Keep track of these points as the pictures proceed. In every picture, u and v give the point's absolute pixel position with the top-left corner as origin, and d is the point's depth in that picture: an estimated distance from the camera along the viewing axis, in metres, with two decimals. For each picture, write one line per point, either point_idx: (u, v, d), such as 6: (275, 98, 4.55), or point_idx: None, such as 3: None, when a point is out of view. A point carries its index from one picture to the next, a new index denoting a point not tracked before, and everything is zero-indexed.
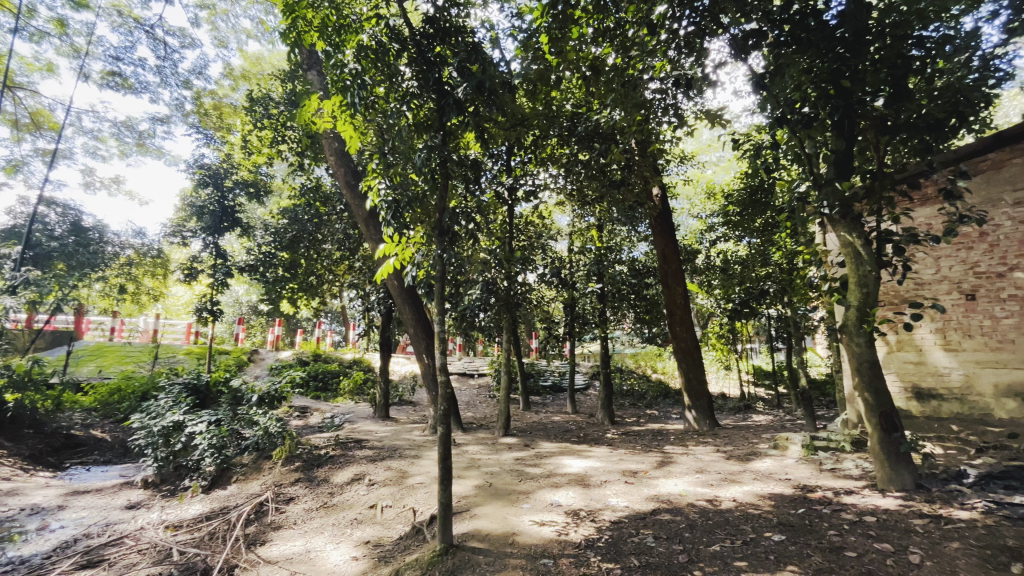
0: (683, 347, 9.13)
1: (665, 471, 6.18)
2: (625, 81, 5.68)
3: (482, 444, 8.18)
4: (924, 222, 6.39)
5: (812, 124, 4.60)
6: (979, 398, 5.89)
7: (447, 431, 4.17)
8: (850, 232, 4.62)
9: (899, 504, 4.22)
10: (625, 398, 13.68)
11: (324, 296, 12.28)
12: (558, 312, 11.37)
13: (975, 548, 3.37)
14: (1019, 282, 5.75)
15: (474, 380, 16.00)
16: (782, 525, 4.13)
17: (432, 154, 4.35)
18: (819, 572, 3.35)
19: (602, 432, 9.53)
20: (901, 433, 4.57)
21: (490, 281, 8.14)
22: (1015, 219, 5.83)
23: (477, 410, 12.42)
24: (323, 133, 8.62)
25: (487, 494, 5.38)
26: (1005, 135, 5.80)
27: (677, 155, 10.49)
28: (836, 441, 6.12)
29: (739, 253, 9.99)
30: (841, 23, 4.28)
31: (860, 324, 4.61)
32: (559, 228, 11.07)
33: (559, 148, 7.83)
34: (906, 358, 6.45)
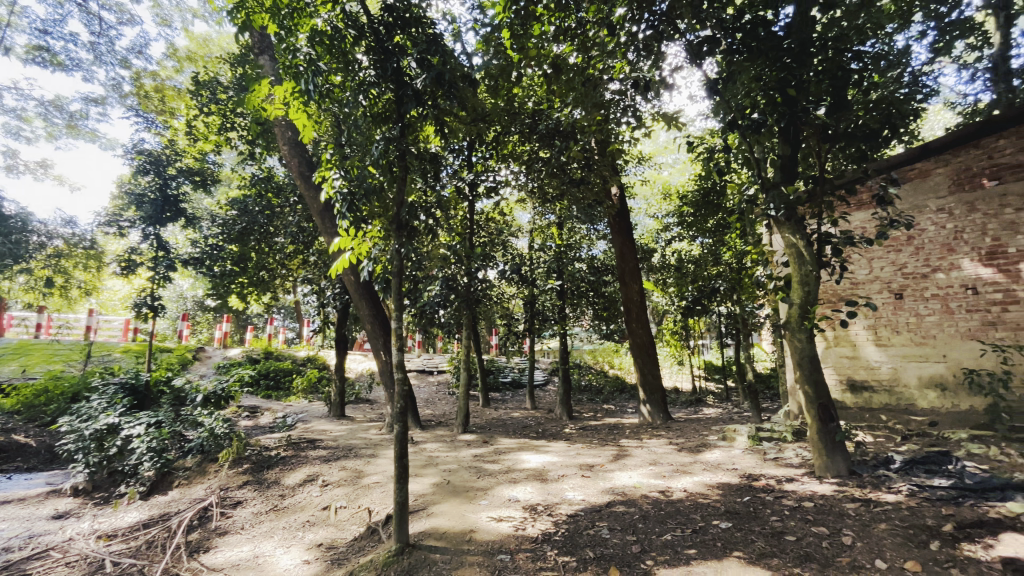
0: (638, 343, 9.37)
1: (620, 463, 6.33)
2: (587, 79, 5.70)
3: (441, 441, 8.11)
4: (859, 226, 6.79)
5: (762, 130, 4.76)
6: (905, 389, 6.38)
7: (404, 429, 4.09)
8: (794, 233, 4.86)
9: (834, 490, 4.50)
10: (583, 393, 13.94)
11: (276, 291, 11.82)
12: (518, 308, 11.42)
13: (900, 528, 3.63)
14: (940, 282, 6.26)
15: (433, 377, 15.83)
16: (729, 513, 4.31)
17: (390, 146, 4.25)
18: (762, 556, 3.52)
19: (560, 427, 9.67)
20: (837, 423, 4.89)
21: (450, 276, 8.08)
22: (938, 224, 6.32)
23: (436, 407, 12.31)
24: (274, 121, 8.25)
25: (445, 492, 5.33)
26: (931, 147, 6.26)
27: (634, 156, 10.71)
28: (779, 432, 6.46)
29: (692, 253, 10.32)
30: (790, 34, 4.57)
31: (802, 321, 4.88)
32: (519, 225, 11.12)
33: (520, 144, 7.92)
34: (842, 353, 6.87)
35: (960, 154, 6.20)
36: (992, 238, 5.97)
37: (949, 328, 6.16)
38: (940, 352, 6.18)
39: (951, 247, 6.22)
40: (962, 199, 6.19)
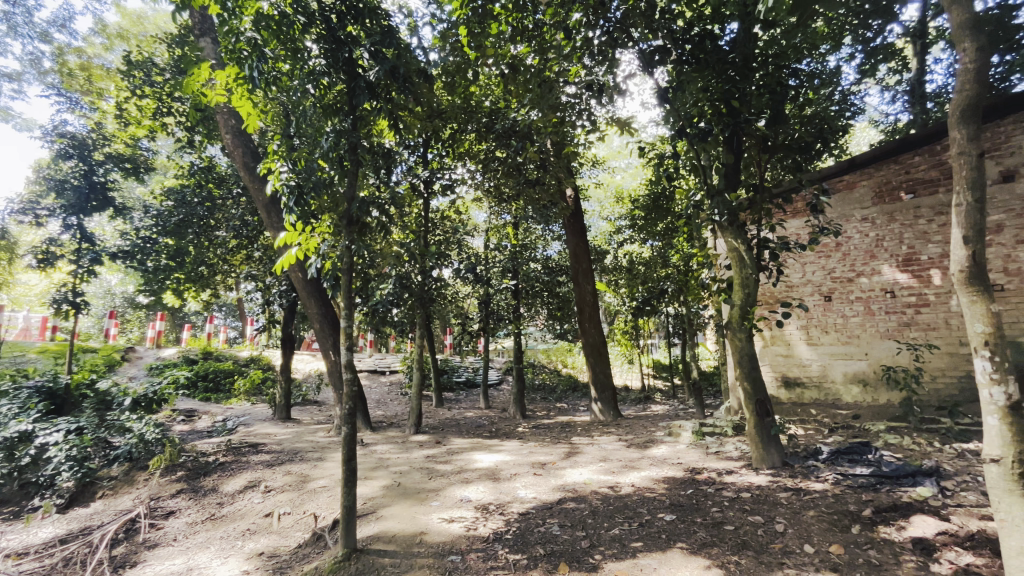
0: (590, 343, 9.56)
1: (571, 461, 6.45)
2: (543, 81, 5.72)
3: (392, 443, 7.94)
4: (794, 232, 7.23)
5: (707, 138, 4.98)
6: (832, 385, 6.86)
7: (352, 432, 3.97)
8: (736, 238, 5.13)
9: (769, 480, 4.78)
10: (537, 392, 14.09)
11: (217, 288, 11.16)
12: (473, 308, 11.37)
13: (826, 514, 3.90)
14: (863, 286, 6.78)
15: (385, 377, 15.48)
16: (673, 505, 4.48)
17: (340, 139, 4.13)
18: (703, 546, 3.69)
19: (514, 426, 9.70)
20: (771, 418, 5.20)
21: (403, 275, 7.94)
22: (862, 232, 6.84)
23: (388, 408, 12.04)
24: (216, 107, 7.80)
25: (395, 494, 5.22)
26: (857, 161, 6.75)
27: (589, 159, 10.90)
28: (721, 427, 6.81)
29: (643, 255, 10.63)
30: (734, 48, 4.88)
31: (742, 321, 5.15)
32: (475, 224, 11.09)
33: (476, 143, 8.04)
34: (777, 351, 7.31)
35: (882, 168, 6.73)
36: (908, 246, 6.52)
37: (870, 328, 6.68)
38: (862, 351, 6.69)
39: (873, 254, 6.74)
40: (883, 210, 6.72)
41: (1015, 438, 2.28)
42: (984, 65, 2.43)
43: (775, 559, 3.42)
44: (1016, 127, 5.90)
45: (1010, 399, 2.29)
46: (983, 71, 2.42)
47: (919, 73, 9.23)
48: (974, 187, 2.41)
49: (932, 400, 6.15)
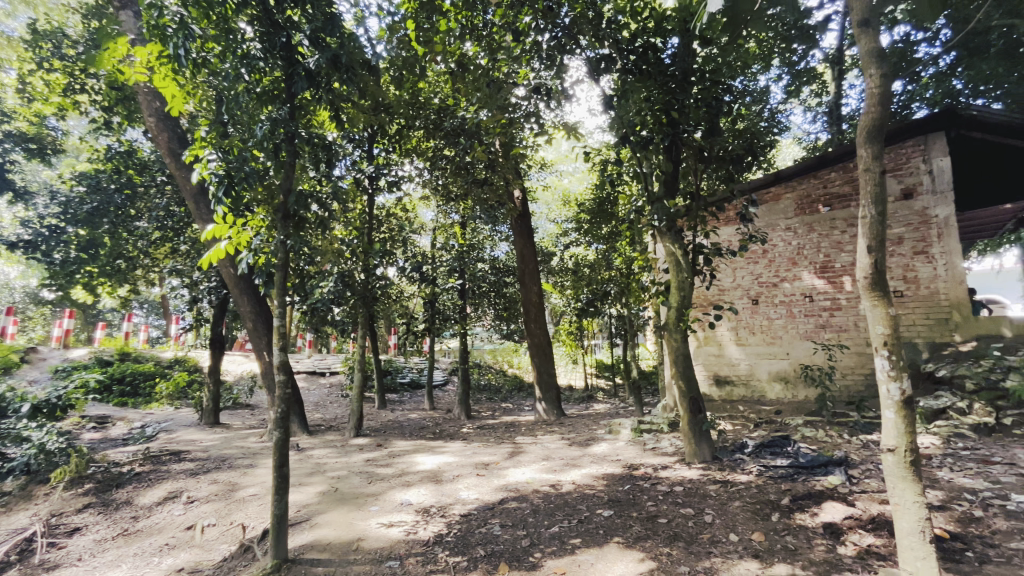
0: (535, 343, 9.66)
1: (515, 460, 6.48)
2: (491, 81, 5.70)
3: (330, 447, 7.62)
4: (726, 239, 7.66)
5: (649, 146, 5.17)
6: (758, 383, 7.34)
7: (285, 436, 3.78)
8: (673, 243, 5.38)
9: (700, 474, 5.04)
10: (482, 393, 14.07)
11: (136, 283, 10.25)
12: (419, 308, 11.14)
13: (750, 504, 4.16)
14: (786, 291, 7.29)
15: (324, 379, 14.87)
16: (611, 501, 4.61)
17: (276, 128, 3.90)
18: (638, 539, 3.82)
19: (458, 427, 9.62)
20: (703, 414, 5.49)
21: (346, 272, 7.70)
22: (786, 241, 7.36)
23: (327, 410, 11.58)
24: (135, 87, 7.18)
25: (332, 500, 5.03)
26: (782, 174, 7.26)
27: (538, 162, 11.04)
28: (658, 424, 7.12)
29: (588, 257, 10.91)
30: (674, 61, 5.13)
31: (678, 323, 5.40)
32: (422, 222, 10.90)
33: (424, 141, 8.29)
34: (709, 351, 7.74)
35: (803, 183, 7.29)
36: (824, 255, 7.09)
37: (792, 329, 7.21)
38: (785, 351, 7.20)
39: (795, 261, 7.27)
40: (804, 221, 7.26)
41: (908, 429, 2.49)
42: (888, 90, 2.63)
43: (703, 549, 3.60)
44: (916, 149, 6.57)
45: (904, 393, 2.51)
46: (886, 96, 2.63)
47: (837, 97, 10.12)
48: (878, 203, 2.60)
49: (842, 396, 6.72)
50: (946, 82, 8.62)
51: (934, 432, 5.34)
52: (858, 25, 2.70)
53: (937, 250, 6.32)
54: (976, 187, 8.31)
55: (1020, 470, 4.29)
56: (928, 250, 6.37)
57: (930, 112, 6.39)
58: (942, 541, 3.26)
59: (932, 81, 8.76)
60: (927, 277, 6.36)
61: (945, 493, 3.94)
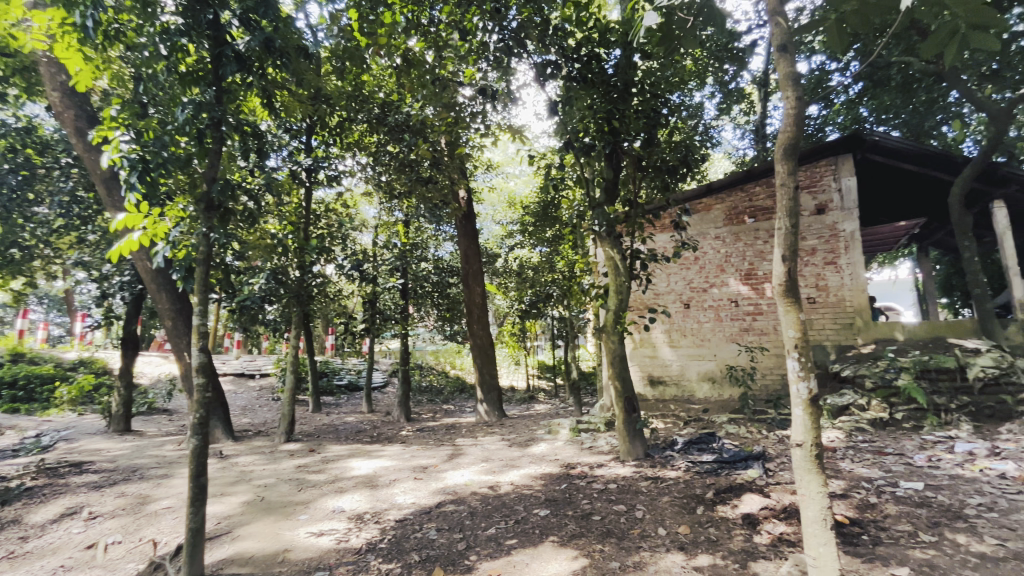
0: (478, 344, 9.64)
1: (454, 463, 6.41)
2: (437, 79, 5.65)
3: (257, 454, 7.18)
4: (661, 246, 8.01)
5: (591, 153, 5.32)
6: (688, 383, 7.74)
7: (203, 443, 3.49)
8: (612, 248, 5.55)
9: (633, 471, 5.23)
10: (423, 394, 13.81)
11: (34, 276, 9.19)
12: (358, 307, 10.77)
13: (678, 499, 4.36)
14: (715, 296, 7.73)
15: (254, 381, 14.02)
16: (548, 501, 4.68)
17: (199, 111, 3.62)
18: (572, 537, 3.90)
19: (396, 430, 9.37)
20: (637, 414, 5.70)
21: (278, 269, 7.36)
22: (715, 248, 7.81)
23: (255, 415, 10.91)
24: (34, 56, 6.42)
25: (257, 510, 4.74)
26: (713, 185, 7.70)
27: (484, 163, 11.01)
28: (595, 424, 7.34)
29: (532, 259, 11.02)
30: (616, 72, 5.33)
31: (615, 325, 5.58)
32: (364, 219, 10.57)
33: (367, 135, 8.08)
34: (644, 353, 8.08)
35: (732, 195, 7.77)
36: (749, 263, 7.59)
37: (719, 332, 7.65)
38: (712, 352, 7.64)
39: (723, 268, 7.73)
40: (732, 230, 7.73)
41: (814, 426, 2.69)
42: (802, 112, 2.83)
43: (633, 544, 3.73)
44: (828, 168, 7.18)
45: (811, 392, 2.69)
46: (800, 118, 2.83)
47: (763, 116, 10.90)
48: (792, 215, 2.78)
49: (762, 395, 7.21)
50: (854, 109, 9.50)
51: (839, 427, 5.87)
52: (777, 49, 2.86)
53: (844, 261, 6.94)
54: (877, 206, 9.23)
55: (908, 460, 4.80)
56: (836, 261, 6.99)
57: (840, 135, 7.02)
58: (842, 526, 3.58)
59: (843, 107, 9.65)
60: (836, 286, 6.97)
61: (846, 482, 4.33)
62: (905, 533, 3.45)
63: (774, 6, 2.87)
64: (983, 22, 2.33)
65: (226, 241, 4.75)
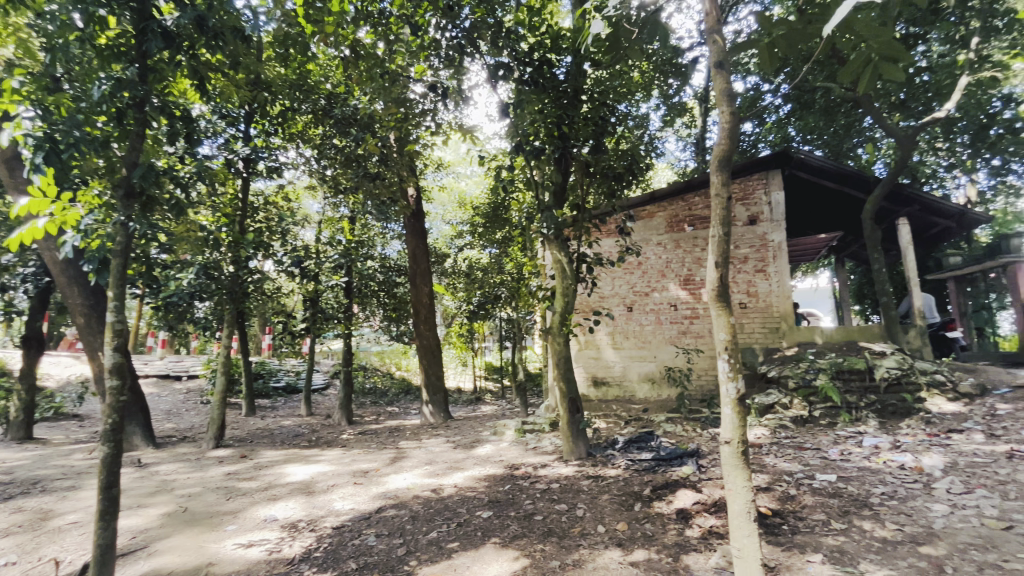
0: (424, 344, 9.50)
1: (396, 466, 6.26)
2: (386, 72, 5.53)
3: (181, 461, 6.69)
4: (607, 250, 8.24)
5: (541, 156, 5.36)
6: (630, 384, 8.00)
7: (115, 453, 3.19)
8: (560, 251, 5.64)
9: (575, 470, 5.33)
10: (367, 396, 13.43)
11: None
12: (298, 305, 10.27)
13: (617, 496, 4.49)
14: (656, 300, 8.04)
15: (180, 383, 13.06)
16: (490, 502, 4.67)
17: (119, 89, 3.32)
18: (514, 538, 3.91)
19: (337, 433, 9.04)
20: (581, 414, 5.81)
21: (209, 263, 6.72)
22: (657, 254, 8.12)
23: (180, 419, 10.16)
24: None
25: (179, 522, 4.40)
26: (656, 194, 8.02)
27: (433, 162, 10.84)
28: (540, 425, 7.43)
29: (481, 261, 11.04)
30: (567, 79, 5.42)
31: (561, 327, 5.66)
32: (307, 214, 10.17)
33: (311, 127, 7.81)
34: (589, 354, 8.27)
35: (673, 204, 8.12)
36: (687, 269, 7.95)
37: (659, 335, 7.97)
38: (653, 354, 7.93)
39: (664, 273, 8.05)
40: (673, 237, 8.08)
41: (741, 423, 2.84)
42: (736, 127, 2.97)
43: (573, 542, 3.79)
44: (760, 182, 7.66)
45: (739, 392, 2.84)
46: (734, 132, 2.98)
47: (703, 131, 11.49)
48: (725, 224, 2.92)
49: (697, 394, 7.58)
50: (783, 129, 10.25)
51: (765, 424, 6.27)
52: (714, 66, 2.99)
53: (772, 269, 7.43)
54: (803, 219, 9.95)
55: (823, 454, 5.20)
56: (766, 269, 7.46)
57: (770, 152, 7.52)
58: (765, 517, 3.81)
59: (774, 126, 10.37)
60: (765, 292, 7.45)
61: (770, 476, 4.63)
62: (820, 523, 3.73)
63: (712, 26, 3.01)
64: (893, 54, 2.55)
65: (148, 231, 4.38)
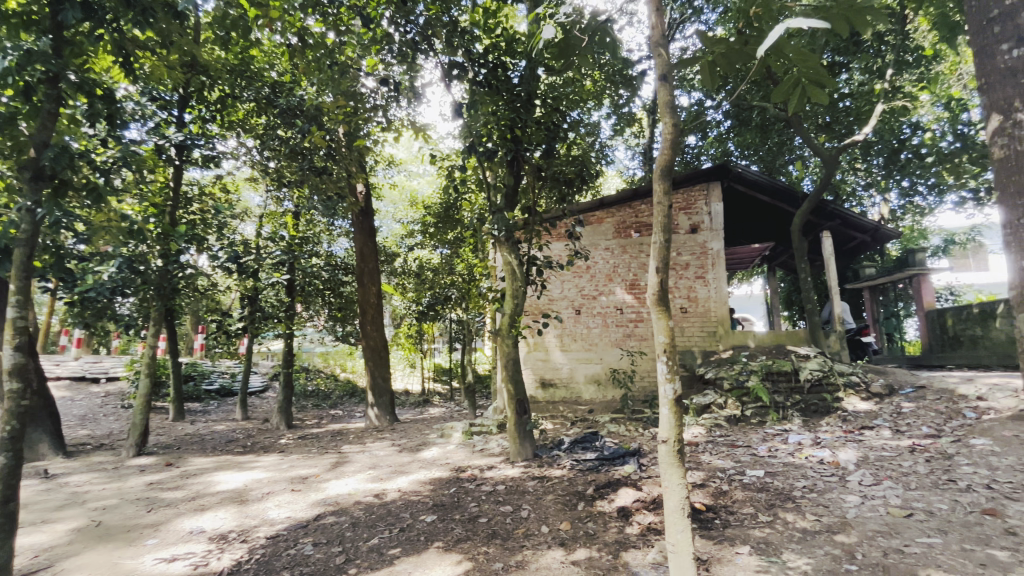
0: (371, 345, 9.23)
1: (337, 472, 6.04)
2: (335, 63, 5.34)
3: (95, 471, 6.13)
4: (556, 254, 8.38)
5: (493, 158, 5.36)
6: (576, 385, 8.16)
7: (15, 463, 2.88)
8: (510, 254, 5.66)
9: (521, 472, 5.36)
10: (309, 399, 12.91)
11: None
12: (235, 304, 9.73)
13: (561, 496, 4.56)
14: (603, 304, 8.25)
15: (97, 386, 12.00)
16: (435, 506, 4.60)
17: (30, 61, 3.00)
18: (457, 542, 3.87)
19: (275, 438, 8.61)
20: (528, 415, 5.86)
21: (135, 256, 6.27)
22: (605, 259, 8.34)
23: (96, 425, 9.33)
24: None
25: (89, 538, 4.03)
26: (605, 200, 8.23)
27: (384, 158, 10.58)
28: (487, 426, 7.43)
29: (432, 261, 10.92)
30: (521, 82, 5.45)
31: (510, 329, 5.68)
32: (246, 208, 9.66)
33: (254, 116, 7.43)
34: (537, 356, 8.37)
35: (621, 210, 8.36)
36: (633, 274, 8.21)
37: (605, 337, 8.17)
38: (599, 356, 8.13)
39: (611, 278, 8.28)
40: (620, 243, 8.32)
41: (677, 423, 2.93)
42: (678, 138, 3.08)
43: (517, 544, 3.80)
44: (701, 193, 8.04)
45: (676, 393, 2.94)
46: (675, 143, 3.07)
47: (650, 141, 11.95)
48: (666, 231, 3.01)
49: (640, 395, 7.85)
50: (722, 144, 10.85)
51: (701, 423, 6.58)
52: (659, 78, 3.09)
53: (711, 276, 7.81)
54: (740, 230, 10.53)
55: (753, 451, 5.53)
56: (705, 276, 7.84)
57: (711, 165, 7.92)
58: (699, 513, 4.00)
59: (715, 141, 10.95)
60: (704, 297, 7.84)
61: (705, 473, 4.87)
62: (748, 516, 3.95)
63: (658, 40, 3.10)
64: (819, 79, 2.73)
65: (60, 219, 3.98)
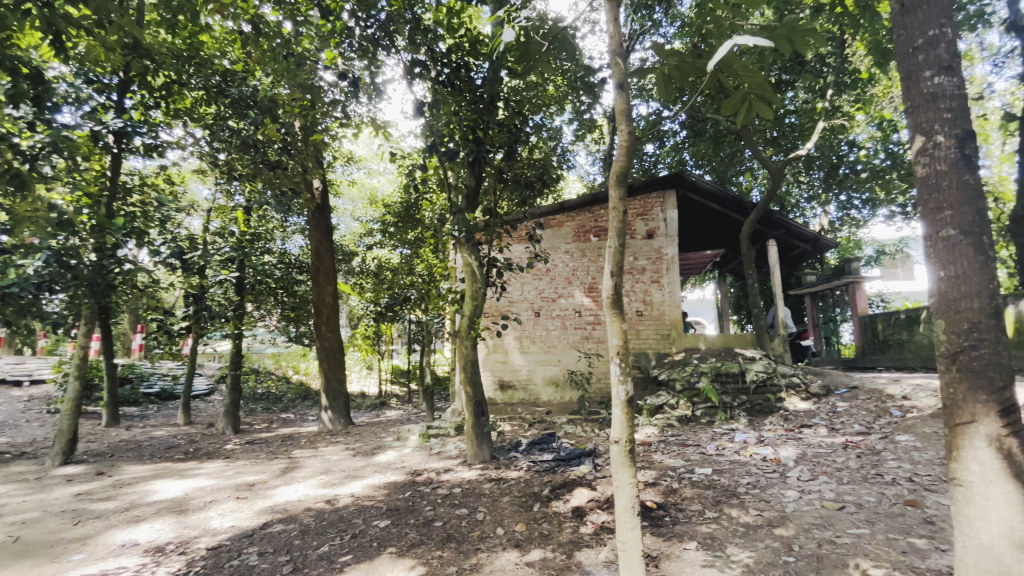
0: (326, 346, 8.96)
1: (286, 477, 5.81)
2: (291, 54, 5.17)
3: (15, 482, 5.63)
4: (517, 256, 8.43)
5: (455, 158, 5.33)
6: (534, 387, 8.22)
7: None
8: (471, 255, 5.63)
9: (477, 474, 5.34)
10: (258, 402, 12.38)
11: None
12: (179, 302, 9.23)
13: (518, 498, 4.57)
14: (562, 306, 8.35)
15: (20, 390, 11.05)
16: (389, 511, 4.51)
17: None
18: (411, 546, 3.81)
19: (220, 443, 8.19)
20: (486, 417, 5.85)
21: (64, 249, 5.78)
22: (565, 262, 8.45)
23: (17, 432, 8.57)
24: None
25: (5, 556, 3.70)
26: (566, 204, 8.35)
27: (343, 155, 10.33)
28: (445, 428, 7.37)
29: (391, 261, 10.73)
30: (483, 85, 5.44)
31: (469, 331, 5.65)
32: (193, 201, 9.19)
33: (203, 105, 7.09)
34: (496, 358, 8.38)
35: (581, 214, 8.49)
36: (591, 277, 8.36)
37: (564, 339, 8.28)
38: (557, 358, 8.22)
39: (570, 281, 8.40)
40: (579, 247, 8.45)
41: (629, 424, 2.99)
42: (634, 146, 3.15)
43: (472, 547, 3.78)
44: (657, 200, 8.28)
45: (628, 394, 3.00)
46: (631, 149, 3.12)
47: (609, 148, 12.22)
48: (621, 235, 3.08)
49: (596, 396, 8.00)
50: (678, 153, 11.22)
51: (654, 424, 6.78)
52: (617, 87, 3.15)
53: (665, 280, 8.07)
54: (693, 236, 10.91)
55: (702, 449, 5.74)
56: (659, 280, 8.09)
57: (667, 173, 8.17)
58: (650, 511, 4.12)
59: (671, 150, 11.32)
60: (659, 301, 8.09)
61: (656, 472, 5.01)
62: (696, 512, 4.10)
63: (616, 49, 3.17)
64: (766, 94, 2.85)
65: None
